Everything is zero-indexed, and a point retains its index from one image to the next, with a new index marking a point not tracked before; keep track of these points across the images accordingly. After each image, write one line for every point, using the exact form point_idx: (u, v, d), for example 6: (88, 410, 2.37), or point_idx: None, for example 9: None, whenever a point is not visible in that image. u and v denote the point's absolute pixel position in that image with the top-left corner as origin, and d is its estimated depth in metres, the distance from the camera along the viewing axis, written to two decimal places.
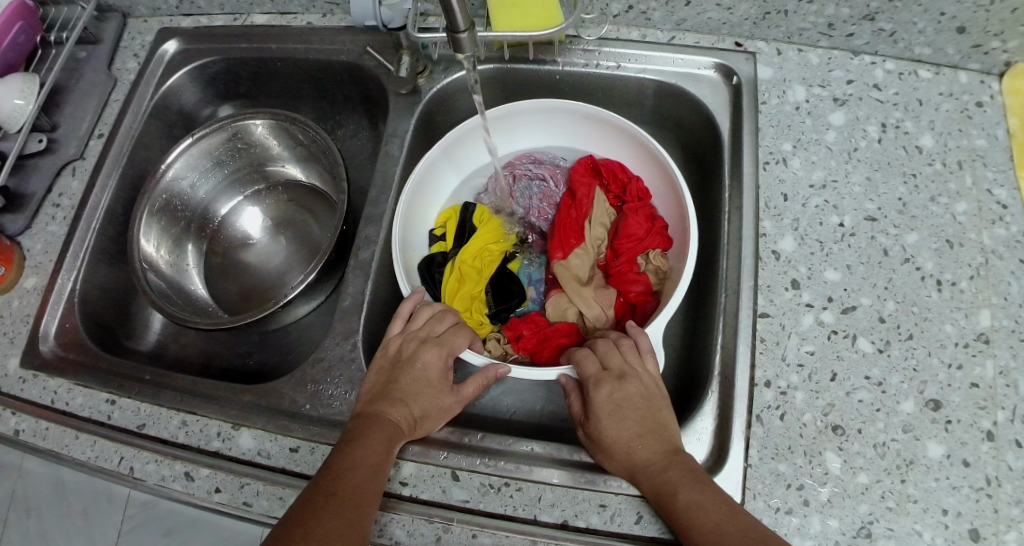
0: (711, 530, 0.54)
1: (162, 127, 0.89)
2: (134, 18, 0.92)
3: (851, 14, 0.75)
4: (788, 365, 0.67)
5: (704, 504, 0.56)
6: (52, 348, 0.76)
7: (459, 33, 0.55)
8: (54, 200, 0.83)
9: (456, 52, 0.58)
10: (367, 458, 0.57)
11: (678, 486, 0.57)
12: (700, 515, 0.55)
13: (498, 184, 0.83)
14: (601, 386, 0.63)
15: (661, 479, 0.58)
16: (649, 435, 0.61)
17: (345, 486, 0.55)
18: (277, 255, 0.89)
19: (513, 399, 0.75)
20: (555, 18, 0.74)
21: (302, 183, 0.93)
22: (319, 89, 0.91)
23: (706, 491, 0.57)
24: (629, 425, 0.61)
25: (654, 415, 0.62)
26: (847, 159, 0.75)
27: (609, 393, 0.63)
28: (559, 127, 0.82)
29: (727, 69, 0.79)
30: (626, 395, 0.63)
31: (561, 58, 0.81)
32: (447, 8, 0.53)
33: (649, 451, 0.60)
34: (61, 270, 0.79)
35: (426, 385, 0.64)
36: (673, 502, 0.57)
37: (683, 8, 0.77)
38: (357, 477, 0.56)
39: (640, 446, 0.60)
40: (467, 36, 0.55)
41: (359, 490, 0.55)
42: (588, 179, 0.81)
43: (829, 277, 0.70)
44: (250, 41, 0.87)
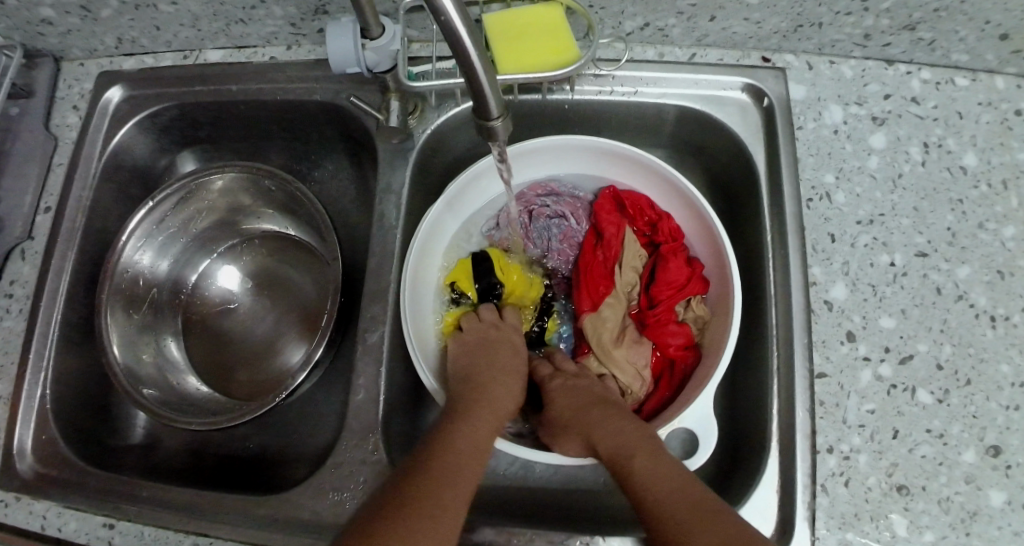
0: (667, 504, 0.51)
1: (118, 188, 0.78)
2: (67, 61, 0.79)
3: (892, 25, 0.67)
4: (849, 428, 0.62)
5: (657, 478, 0.53)
6: (31, 466, 0.68)
7: (490, 121, 0.46)
8: (6, 290, 0.72)
9: (486, 141, 0.48)
10: (464, 453, 0.56)
11: (633, 451, 0.56)
12: (654, 489, 0.52)
13: (515, 223, 0.75)
14: (555, 379, 0.67)
15: (617, 447, 0.57)
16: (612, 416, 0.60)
17: (443, 470, 0.54)
18: (263, 321, 0.79)
19: (558, 474, 0.71)
20: (569, 48, 0.64)
21: (281, 235, 0.82)
22: (289, 128, 0.80)
23: (664, 467, 0.54)
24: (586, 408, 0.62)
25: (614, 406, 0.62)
26: (892, 187, 0.68)
27: (561, 382, 0.66)
28: (576, 159, 0.74)
29: (757, 90, 0.71)
30: (579, 382, 0.66)
31: (573, 86, 0.71)
32: (479, 95, 0.44)
33: (609, 430, 0.59)
34: (27, 374, 0.70)
35: (502, 391, 0.65)
36: (627, 472, 0.55)
37: (707, 24, 0.69)
38: (454, 467, 0.55)
39: (598, 425, 0.60)
40: (501, 125, 0.46)
41: (456, 475, 0.54)
42: (614, 215, 0.74)
43: (884, 324, 0.65)
44: (206, 82, 0.75)
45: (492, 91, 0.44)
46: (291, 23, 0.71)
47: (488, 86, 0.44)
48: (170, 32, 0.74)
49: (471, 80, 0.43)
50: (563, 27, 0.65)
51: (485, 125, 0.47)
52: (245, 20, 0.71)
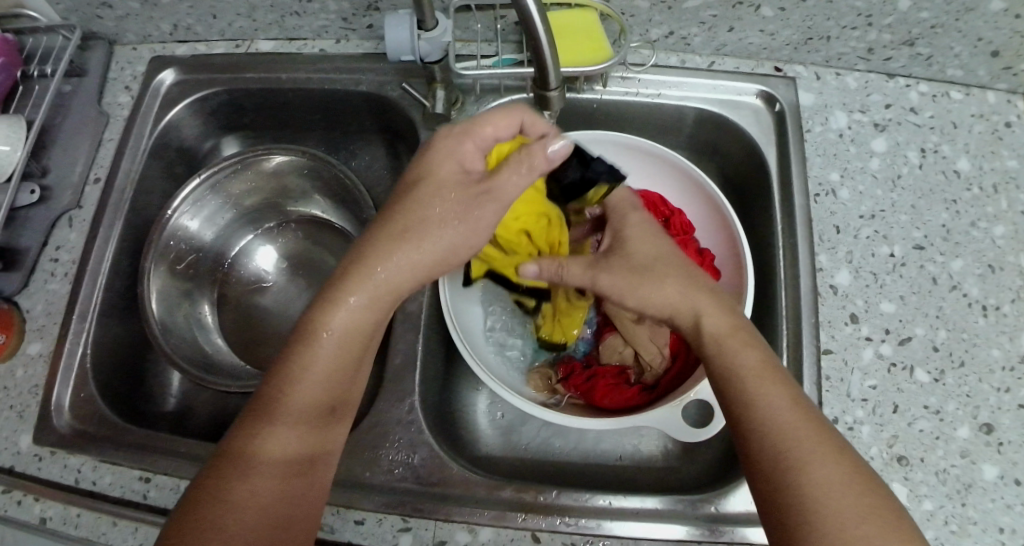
0: (782, 421, 0.49)
1: (163, 165, 0.82)
2: (120, 45, 0.84)
3: (892, 40, 0.75)
4: (853, 401, 0.67)
5: (775, 398, 0.50)
6: (68, 422, 0.69)
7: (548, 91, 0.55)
8: (52, 254, 0.75)
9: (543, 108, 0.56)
10: (307, 385, 0.53)
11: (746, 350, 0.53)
12: (766, 402, 0.50)
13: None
14: (632, 218, 0.65)
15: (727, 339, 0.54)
16: (716, 305, 0.57)
17: (282, 420, 0.52)
18: (296, 300, 0.83)
19: (581, 448, 0.73)
20: (600, 45, 0.73)
21: (318, 219, 0.87)
22: (330, 118, 0.85)
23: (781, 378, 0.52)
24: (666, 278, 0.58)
25: (708, 287, 0.58)
26: (892, 187, 0.75)
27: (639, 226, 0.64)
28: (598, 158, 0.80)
29: (770, 95, 0.77)
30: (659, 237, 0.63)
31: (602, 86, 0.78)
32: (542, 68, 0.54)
33: (718, 316, 0.56)
34: (68, 333, 0.72)
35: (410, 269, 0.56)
36: (737, 378, 0.52)
37: (726, 34, 0.76)
38: (293, 410, 0.52)
39: (705, 307, 0.56)
40: (557, 96, 0.55)
41: (296, 424, 0.52)
42: None
43: (885, 309, 0.70)
44: (256, 69, 0.80)
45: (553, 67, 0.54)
46: (342, 17, 0.77)
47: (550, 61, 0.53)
48: (224, 21, 0.79)
49: (537, 54, 0.53)
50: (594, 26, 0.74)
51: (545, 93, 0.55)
52: (299, 13, 0.76)
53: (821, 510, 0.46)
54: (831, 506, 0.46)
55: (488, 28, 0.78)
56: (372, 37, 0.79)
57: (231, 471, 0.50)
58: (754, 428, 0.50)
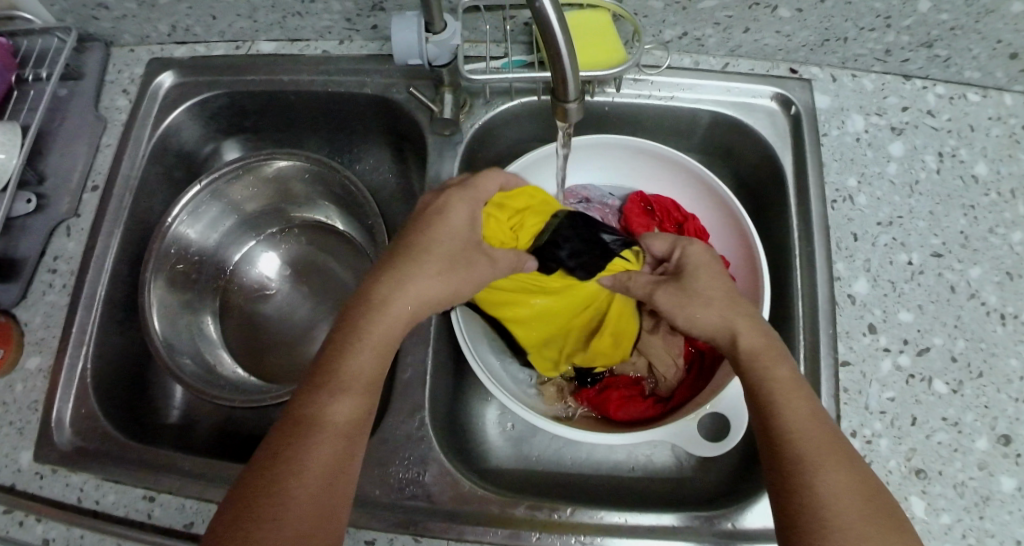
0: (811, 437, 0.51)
1: (163, 171, 0.79)
2: (117, 46, 0.81)
3: (910, 42, 0.73)
4: (871, 414, 0.66)
5: (803, 414, 0.52)
6: (70, 439, 0.67)
7: (566, 102, 0.51)
8: (49, 265, 0.73)
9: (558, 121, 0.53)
10: (301, 427, 0.50)
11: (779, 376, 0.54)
12: (795, 415, 0.52)
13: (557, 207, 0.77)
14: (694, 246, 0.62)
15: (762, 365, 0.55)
16: (755, 326, 0.57)
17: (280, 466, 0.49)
18: (301, 307, 0.81)
19: (593, 458, 0.72)
20: (616, 48, 0.71)
21: (322, 224, 0.85)
22: (334, 121, 0.82)
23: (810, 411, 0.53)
24: (714, 306, 0.58)
25: (747, 307, 0.58)
26: (910, 193, 0.73)
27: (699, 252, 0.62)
28: (609, 162, 0.78)
29: (785, 98, 0.76)
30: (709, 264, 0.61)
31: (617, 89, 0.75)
32: (560, 79, 0.49)
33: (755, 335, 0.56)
34: (68, 347, 0.70)
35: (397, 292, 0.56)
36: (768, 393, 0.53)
37: (741, 35, 0.74)
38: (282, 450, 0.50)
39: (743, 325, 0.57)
40: (576, 108, 0.50)
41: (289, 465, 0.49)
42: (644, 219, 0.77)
43: (903, 318, 0.69)
44: (258, 72, 0.77)
45: (572, 77, 0.49)
46: (346, 18, 0.74)
47: (569, 71, 0.48)
48: (224, 22, 0.76)
49: (555, 64, 0.48)
50: (609, 30, 0.71)
51: (560, 105, 0.51)
52: (302, 13, 0.74)
53: (837, 516, 0.48)
54: (842, 511, 0.48)
55: (497, 29, 0.76)
56: (377, 37, 0.77)
57: (280, 486, 0.48)
58: (775, 442, 0.51)
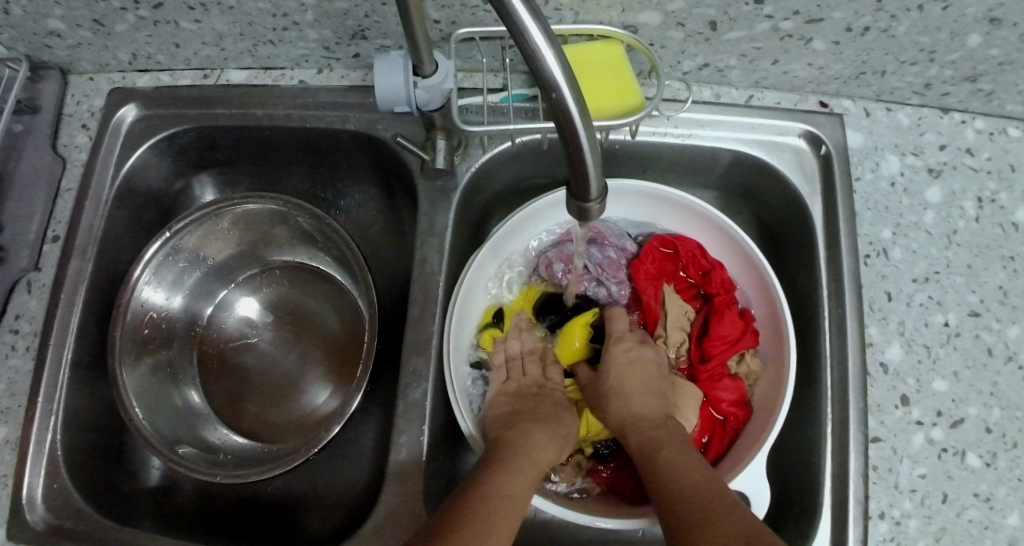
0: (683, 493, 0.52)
1: (131, 213, 0.73)
2: (75, 74, 0.74)
3: (954, 76, 0.66)
4: (901, 492, 0.62)
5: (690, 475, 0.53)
6: (42, 517, 0.63)
7: (588, 202, 0.45)
8: (11, 325, 0.68)
9: (578, 220, 0.47)
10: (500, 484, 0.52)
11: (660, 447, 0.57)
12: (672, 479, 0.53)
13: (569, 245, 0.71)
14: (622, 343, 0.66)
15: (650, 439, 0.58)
16: (653, 422, 0.60)
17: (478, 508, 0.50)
18: (283, 358, 0.74)
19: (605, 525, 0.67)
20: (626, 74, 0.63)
21: (306, 265, 0.77)
22: (317, 156, 0.74)
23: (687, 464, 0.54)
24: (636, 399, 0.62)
25: (656, 405, 0.61)
26: (947, 244, 0.68)
27: (625, 350, 0.66)
28: (623, 206, 0.72)
29: (815, 136, 0.69)
30: (639, 357, 0.65)
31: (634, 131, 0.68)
32: (580, 177, 0.43)
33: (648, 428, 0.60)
34: (36, 417, 0.65)
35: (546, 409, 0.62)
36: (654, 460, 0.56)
37: (768, 68, 0.67)
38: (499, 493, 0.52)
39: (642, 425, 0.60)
40: (598, 207, 0.45)
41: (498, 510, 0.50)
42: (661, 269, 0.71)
43: (937, 387, 0.64)
44: (228, 105, 0.69)
45: (594, 173, 0.43)
46: (323, 47, 0.65)
47: (592, 168, 0.43)
48: (188, 50, 0.68)
49: (574, 161, 0.42)
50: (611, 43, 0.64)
51: (580, 204, 0.45)
52: (273, 41, 0.65)
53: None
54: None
55: (495, 59, 0.66)
56: (359, 66, 0.68)
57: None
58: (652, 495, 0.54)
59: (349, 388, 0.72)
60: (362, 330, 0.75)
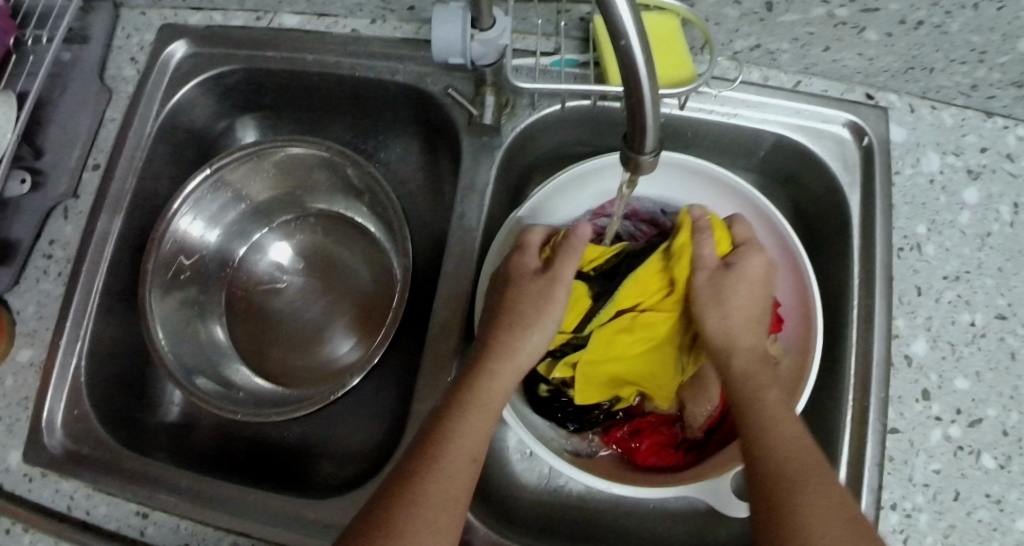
0: (789, 454, 0.48)
1: (171, 150, 0.73)
2: (127, 8, 0.74)
3: (1002, 79, 0.66)
4: (914, 485, 0.62)
5: (785, 424, 0.50)
6: (61, 442, 0.63)
7: (641, 156, 0.45)
8: (46, 249, 0.69)
9: (627, 173, 0.47)
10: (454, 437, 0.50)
11: (763, 389, 0.53)
12: (780, 432, 0.50)
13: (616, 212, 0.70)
14: (754, 254, 0.60)
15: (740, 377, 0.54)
16: (750, 349, 0.56)
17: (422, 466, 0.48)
18: (310, 305, 0.74)
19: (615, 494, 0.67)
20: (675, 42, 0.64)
21: (339, 215, 0.78)
22: (361, 107, 0.74)
23: (782, 414, 0.51)
24: (743, 320, 0.57)
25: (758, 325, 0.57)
26: (980, 245, 0.68)
27: (747, 267, 0.59)
28: (665, 179, 0.72)
29: (859, 127, 0.69)
30: (750, 270, 0.59)
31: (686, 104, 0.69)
32: (638, 130, 0.43)
33: (745, 353, 0.56)
34: (63, 342, 0.65)
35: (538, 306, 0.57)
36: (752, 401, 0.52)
37: (819, 54, 0.67)
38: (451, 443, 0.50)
39: (739, 349, 0.56)
40: (652, 159, 0.44)
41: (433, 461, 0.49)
42: None
43: (959, 385, 0.64)
44: (279, 48, 0.70)
45: (652, 126, 0.43)
46: None
47: (650, 120, 0.42)
48: None
49: (634, 112, 0.42)
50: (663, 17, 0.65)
51: (633, 158, 0.45)
52: None
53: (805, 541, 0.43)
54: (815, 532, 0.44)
55: (549, 22, 0.67)
56: (413, 19, 0.68)
57: (418, 490, 0.47)
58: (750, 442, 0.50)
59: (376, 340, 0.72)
60: (393, 285, 0.75)
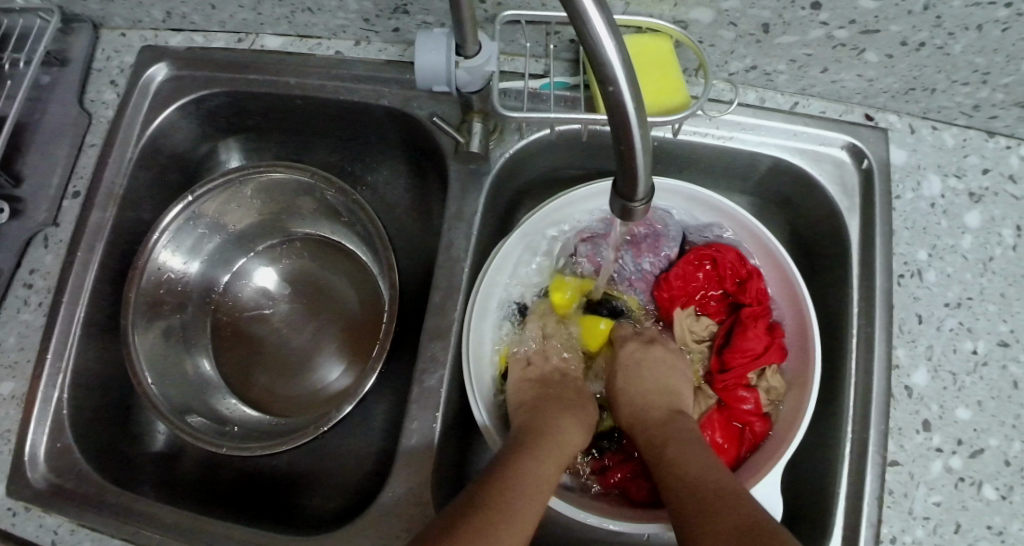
0: (703, 492, 0.52)
1: (154, 175, 0.71)
2: (107, 29, 0.72)
3: (1004, 100, 0.64)
4: (914, 519, 0.60)
5: (704, 458, 0.56)
6: (43, 476, 0.62)
7: (633, 202, 0.43)
8: (25, 278, 0.67)
9: (619, 219, 0.46)
10: (527, 471, 0.53)
11: (676, 442, 0.59)
12: (698, 478, 0.54)
13: (603, 246, 0.70)
14: (628, 343, 0.69)
15: (666, 434, 0.60)
16: (661, 408, 0.63)
17: (516, 489, 0.50)
18: (297, 331, 0.73)
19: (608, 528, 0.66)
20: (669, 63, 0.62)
21: (326, 238, 0.76)
22: (347, 130, 0.72)
23: (694, 454, 0.56)
24: (647, 394, 0.65)
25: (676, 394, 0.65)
26: (982, 270, 0.66)
27: (633, 350, 0.69)
28: (669, 204, 0.70)
29: (858, 150, 0.67)
30: (651, 355, 0.68)
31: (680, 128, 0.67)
32: (629, 178, 0.41)
33: (660, 414, 0.63)
34: (44, 374, 0.64)
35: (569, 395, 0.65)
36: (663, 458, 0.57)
37: (817, 75, 0.65)
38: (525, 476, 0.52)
39: (655, 410, 0.63)
40: (643, 207, 0.43)
41: (514, 489, 0.50)
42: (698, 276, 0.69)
43: (960, 415, 0.63)
44: (262, 72, 0.68)
45: (644, 175, 0.41)
46: (364, 19, 0.63)
47: (642, 167, 0.41)
48: (226, 12, 0.66)
49: (625, 158, 0.40)
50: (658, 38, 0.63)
51: (625, 205, 0.44)
52: (313, 10, 0.64)
53: None
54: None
55: (538, 44, 0.65)
56: (398, 41, 0.67)
57: (502, 516, 0.47)
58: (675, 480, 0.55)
59: (364, 367, 0.70)
60: (380, 309, 0.73)
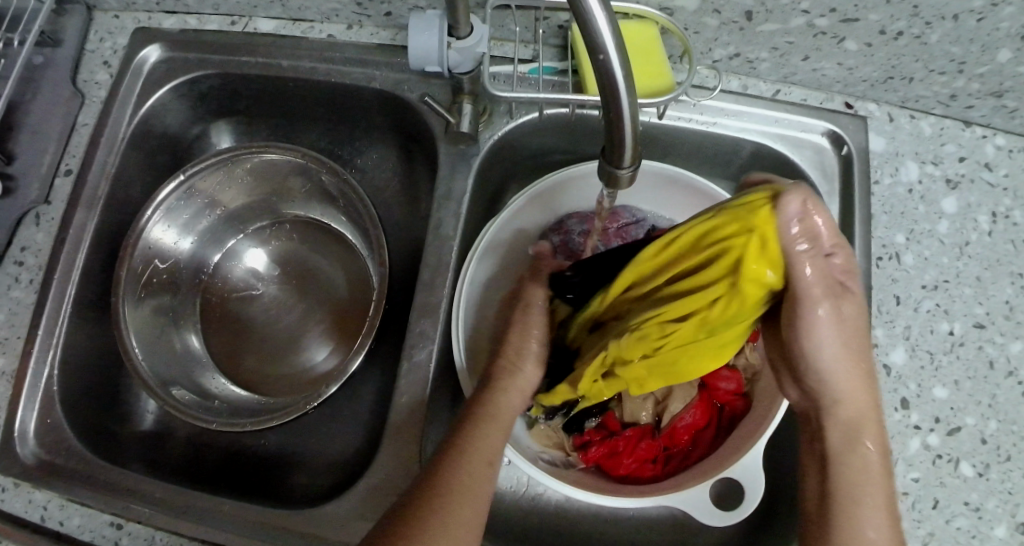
0: (861, 469, 0.48)
1: (146, 157, 0.72)
2: (100, 11, 0.73)
3: (980, 89, 0.66)
4: (893, 494, 0.62)
5: (866, 422, 0.50)
6: (33, 452, 0.62)
7: (619, 169, 0.45)
8: (16, 257, 0.67)
9: (604, 186, 0.47)
10: (466, 456, 0.50)
11: (845, 398, 0.50)
12: (864, 447, 0.49)
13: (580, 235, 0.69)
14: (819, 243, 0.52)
15: (832, 391, 0.50)
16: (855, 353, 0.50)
17: (449, 482, 0.48)
18: (287, 312, 0.74)
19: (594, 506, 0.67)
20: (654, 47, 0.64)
21: (317, 221, 0.77)
22: (338, 113, 0.73)
23: (864, 408, 0.50)
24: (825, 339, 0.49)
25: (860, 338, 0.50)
26: (958, 254, 0.68)
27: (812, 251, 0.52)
28: (650, 189, 0.72)
29: (838, 136, 0.69)
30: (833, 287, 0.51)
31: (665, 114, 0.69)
32: (616, 145, 0.43)
33: (847, 368, 0.50)
34: (34, 351, 0.64)
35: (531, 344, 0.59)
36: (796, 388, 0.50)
37: (799, 63, 0.67)
38: (464, 463, 0.49)
39: (845, 362, 0.50)
40: (629, 173, 0.44)
41: (450, 483, 0.48)
42: None
43: (937, 394, 0.64)
44: (255, 54, 0.69)
45: (630, 141, 0.42)
46: (356, 2, 0.64)
47: (628, 135, 0.42)
48: None
49: (612, 126, 0.42)
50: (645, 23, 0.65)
51: (611, 171, 0.45)
52: None
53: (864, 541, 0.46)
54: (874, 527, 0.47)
55: (527, 29, 0.66)
56: (390, 25, 0.68)
57: (437, 510, 0.46)
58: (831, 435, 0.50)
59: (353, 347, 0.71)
60: (369, 291, 0.74)
